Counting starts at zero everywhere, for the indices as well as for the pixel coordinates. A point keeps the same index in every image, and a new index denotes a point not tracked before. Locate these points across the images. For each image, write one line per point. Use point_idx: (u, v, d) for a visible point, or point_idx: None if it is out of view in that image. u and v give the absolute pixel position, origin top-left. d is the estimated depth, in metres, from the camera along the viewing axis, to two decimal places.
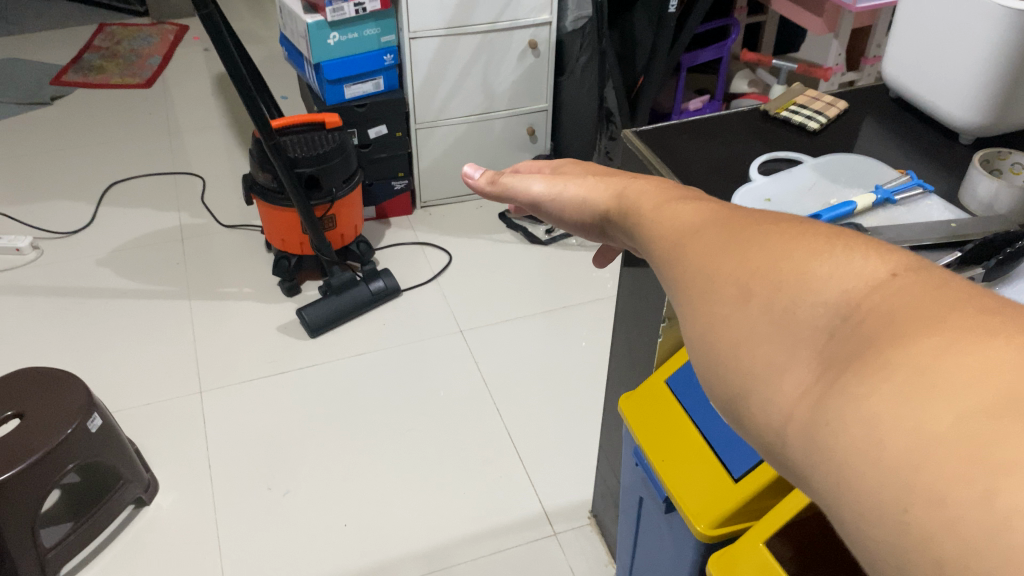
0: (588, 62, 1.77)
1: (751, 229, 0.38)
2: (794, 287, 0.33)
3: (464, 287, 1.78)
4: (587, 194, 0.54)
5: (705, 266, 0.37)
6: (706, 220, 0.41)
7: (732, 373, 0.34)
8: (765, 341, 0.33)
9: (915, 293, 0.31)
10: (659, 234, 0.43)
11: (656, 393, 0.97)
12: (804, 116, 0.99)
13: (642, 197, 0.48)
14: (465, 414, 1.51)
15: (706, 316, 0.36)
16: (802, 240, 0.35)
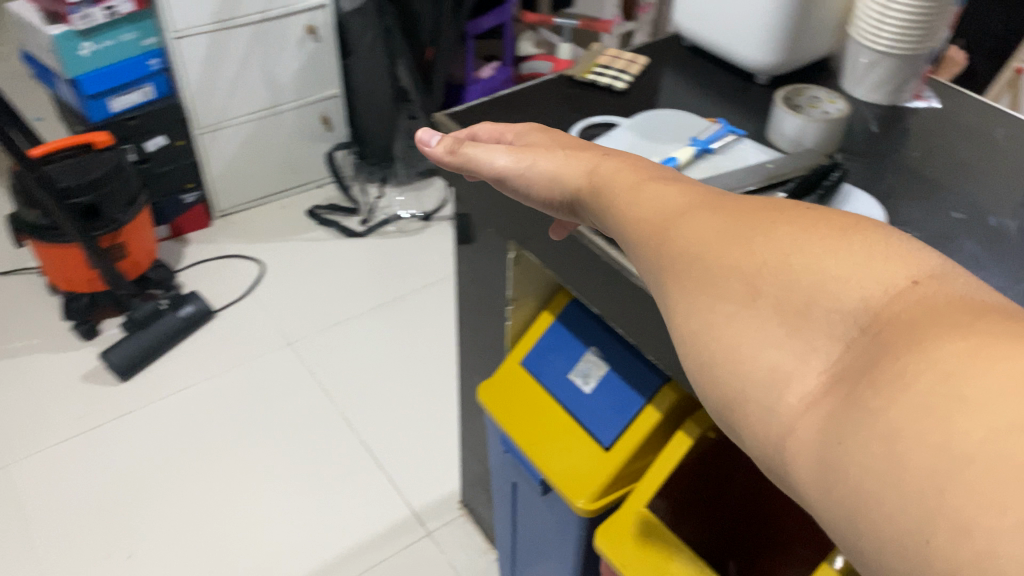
0: (374, 42, 1.66)
1: (755, 221, 0.38)
2: (806, 291, 0.33)
3: (284, 297, 1.67)
4: (557, 169, 0.58)
5: (706, 255, 0.38)
6: (705, 207, 0.42)
7: (729, 381, 0.34)
8: (774, 346, 0.33)
9: (936, 300, 0.30)
10: (641, 213, 0.46)
11: (513, 377, 0.93)
12: (610, 78, 0.91)
13: (619, 175, 0.52)
14: (312, 426, 1.43)
15: (705, 313, 0.36)
16: (814, 237, 0.35)
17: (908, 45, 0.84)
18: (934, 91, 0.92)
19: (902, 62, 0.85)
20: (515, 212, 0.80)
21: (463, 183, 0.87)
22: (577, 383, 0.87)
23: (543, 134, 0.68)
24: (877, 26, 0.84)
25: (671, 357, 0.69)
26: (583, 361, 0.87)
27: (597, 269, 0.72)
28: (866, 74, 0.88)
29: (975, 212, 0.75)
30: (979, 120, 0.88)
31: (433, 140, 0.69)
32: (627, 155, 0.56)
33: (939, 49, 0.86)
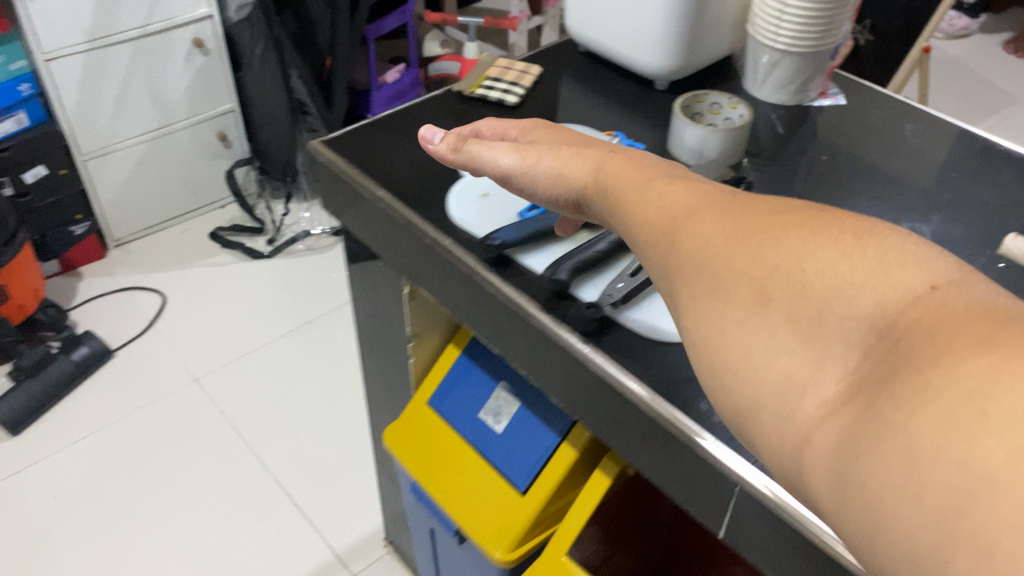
0: (263, 53, 1.57)
1: (763, 217, 0.33)
2: (822, 295, 0.28)
3: (188, 330, 1.57)
4: (562, 166, 0.51)
5: (711, 257, 0.33)
6: (705, 202, 0.36)
7: (739, 391, 0.30)
8: (784, 352, 0.29)
9: (959, 310, 0.26)
10: (644, 214, 0.39)
11: (421, 418, 0.85)
12: (501, 91, 0.85)
13: (627, 170, 0.45)
14: (221, 469, 1.34)
15: (707, 316, 0.32)
16: (823, 234, 0.30)
17: (811, 42, 0.78)
18: (839, 86, 0.88)
19: (805, 59, 0.80)
20: (405, 247, 0.73)
21: (347, 216, 0.80)
22: (489, 423, 0.81)
23: (550, 131, 0.60)
24: (777, 23, 0.78)
25: (576, 401, 0.63)
26: (494, 399, 0.81)
27: (494, 311, 0.66)
28: (767, 73, 0.83)
29: (886, 215, 0.72)
30: (887, 116, 0.84)
31: (436, 138, 0.63)
32: (634, 150, 0.49)
33: (842, 42, 0.82)
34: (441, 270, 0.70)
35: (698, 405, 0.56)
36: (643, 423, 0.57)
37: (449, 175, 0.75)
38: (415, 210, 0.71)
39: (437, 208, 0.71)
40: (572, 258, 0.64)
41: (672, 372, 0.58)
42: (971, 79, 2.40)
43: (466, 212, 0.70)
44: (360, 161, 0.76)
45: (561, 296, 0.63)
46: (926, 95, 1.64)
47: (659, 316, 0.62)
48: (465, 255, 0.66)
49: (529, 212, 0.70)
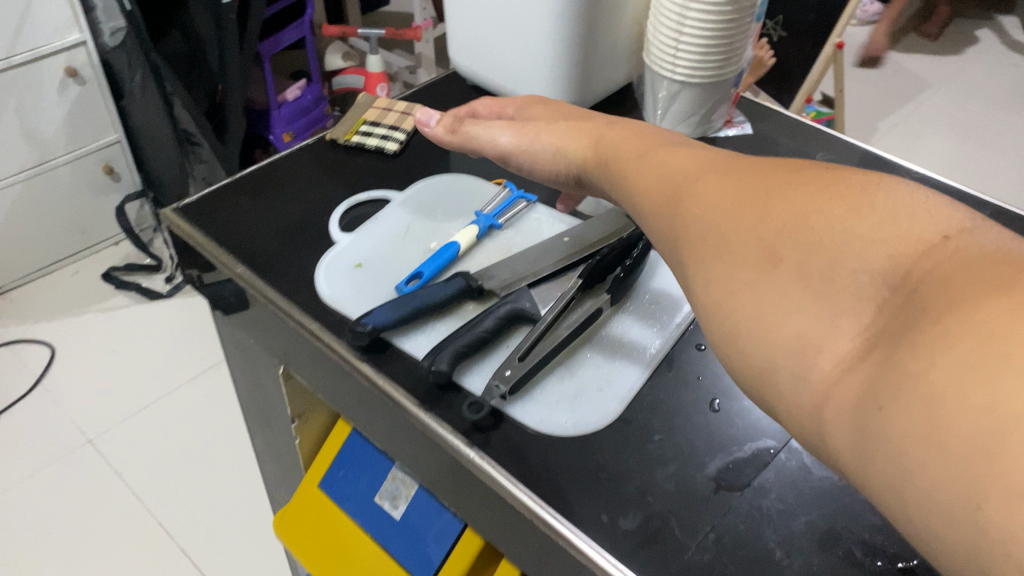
0: (143, 80, 1.43)
1: (776, 183, 0.35)
2: (831, 250, 0.31)
3: (80, 384, 1.44)
4: (556, 142, 0.54)
5: (718, 225, 0.35)
6: (716, 172, 0.39)
7: (754, 348, 0.31)
8: (797, 310, 0.30)
9: (967, 258, 0.27)
10: (644, 184, 0.43)
11: (312, 501, 0.79)
12: (379, 137, 0.77)
13: (627, 139, 0.49)
14: (121, 538, 1.22)
15: (723, 281, 0.33)
16: (832, 196, 0.33)
17: (709, 72, 0.72)
18: (743, 114, 0.84)
19: (706, 89, 0.74)
20: (274, 328, 0.65)
21: (208, 289, 0.71)
22: (386, 507, 0.73)
23: (544, 105, 0.63)
24: (672, 55, 0.72)
25: (463, 502, 0.56)
26: (389, 482, 0.73)
27: (369, 402, 0.58)
28: (667, 106, 0.77)
29: None
30: (797, 145, 0.80)
31: (432, 121, 0.65)
32: (631, 122, 0.53)
33: (744, 70, 0.76)
34: (311, 356, 0.61)
35: (598, 517, 0.49)
36: (530, 531, 0.51)
37: (322, 242, 0.67)
38: (279, 285, 0.62)
39: (306, 280, 0.63)
40: (453, 343, 0.55)
41: (567, 473, 0.51)
42: (884, 66, 2.40)
43: (339, 289, 0.61)
44: (216, 231, 0.67)
45: (443, 387, 0.56)
46: (841, 92, 1.61)
47: (553, 407, 0.55)
48: (336, 341, 0.58)
49: (407, 284, 0.61)
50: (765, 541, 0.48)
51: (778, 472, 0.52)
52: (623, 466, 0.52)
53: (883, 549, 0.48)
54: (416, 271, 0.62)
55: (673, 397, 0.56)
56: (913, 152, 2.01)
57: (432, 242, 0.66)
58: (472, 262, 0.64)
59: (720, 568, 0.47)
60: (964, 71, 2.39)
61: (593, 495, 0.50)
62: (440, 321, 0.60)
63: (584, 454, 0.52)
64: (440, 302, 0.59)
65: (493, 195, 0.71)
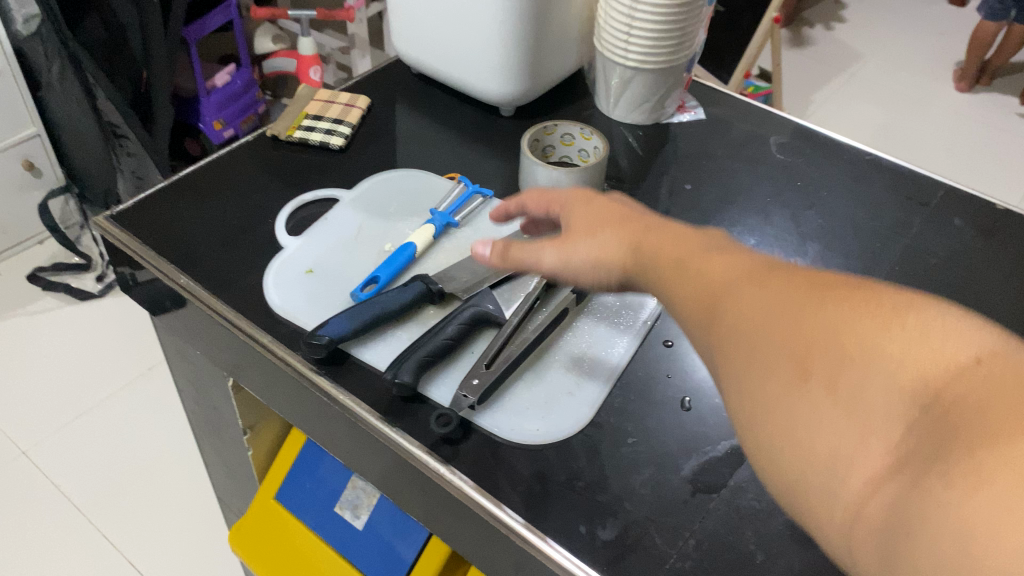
0: (62, 71, 1.34)
1: (814, 294, 0.31)
2: (860, 366, 0.28)
3: (9, 394, 1.36)
4: (606, 246, 0.43)
5: (752, 334, 0.32)
6: (749, 277, 0.35)
7: (788, 459, 0.29)
8: (828, 425, 0.28)
9: (1005, 385, 0.24)
10: (681, 291, 0.38)
11: (266, 515, 0.76)
12: (323, 132, 0.74)
13: (680, 246, 0.41)
14: (64, 555, 1.16)
15: (756, 394, 0.31)
16: (864, 310, 0.29)
17: (662, 57, 0.71)
18: (695, 97, 0.83)
19: (659, 76, 0.73)
20: (222, 341, 0.61)
21: (149, 299, 0.67)
22: (348, 517, 0.71)
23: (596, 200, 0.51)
24: (625, 42, 0.70)
25: (436, 516, 0.54)
26: (349, 491, 0.71)
27: (332, 419, 0.56)
28: (621, 92, 0.75)
29: (760, 249, 0.65)
30: (750, 128, 0.79)
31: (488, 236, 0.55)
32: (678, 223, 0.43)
33: (697, 54, 0.74)
34: (265, 370, 0.58)
35: (577, 528, 0.47)
36: (511, 549, 0.49)
37: (269, 249, 0.63)
38: (226, 296, 0.59)
39: (256, 291, 0.60)
40: (416, 353, 0.53)
41: (542, 483, 0.49)
42: (815, 37, 2.42)
43: (292, 298, 0.58)
44: (156, 240, 0.63)
45: (408, 399, 0.53)
46: (779, 66, 1.61)
47: (523, 414, 0.53)
48: (291, 354, 0.55)
49: (363, 290, 0.58)
50: (746, 544, 0.48)
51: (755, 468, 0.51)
52: (599, 473, 0.50)
53: None
54: (372, 276, 0.59)
55: (643, 398, 0.55)
56: (845, 123, 2.05)
57: (387, 245, 0.63)
58: (430, 263, 0.62)
59: None
60: (892, 41, 2.43)
61: (570, 506, 0.48)
62: (400, 328, 0.57)
63: (559, 461, 0.51)
64: (399, 309, 0.56)
65: (447, 192, 0.68)
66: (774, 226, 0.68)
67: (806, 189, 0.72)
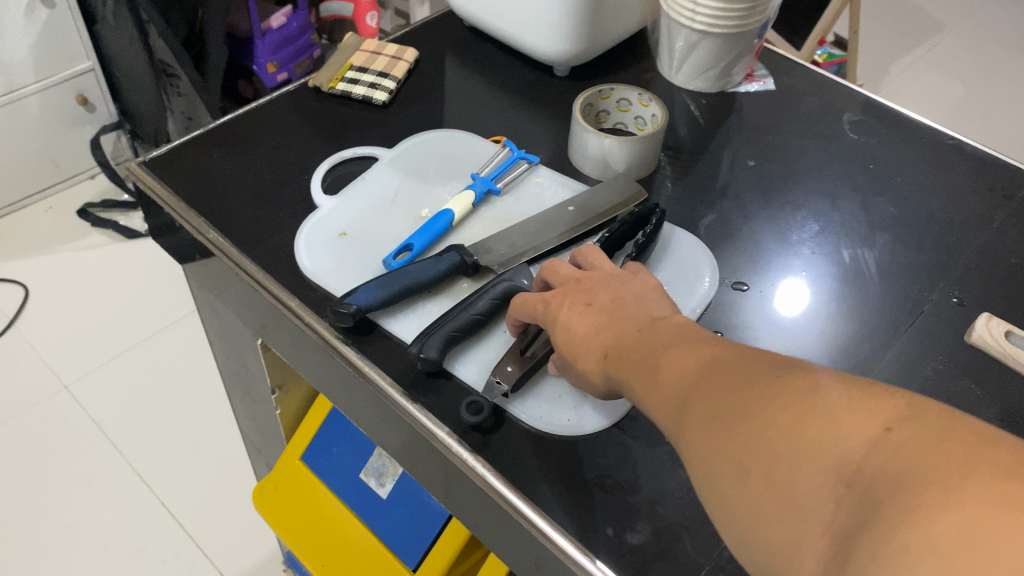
0: (116, 5, 1.31)
1: (733, 384, 0.30)
2: (783, 456, 0.27)
3: (55, 326, 1.37)
4: (596, 385, 0.41)
5: (699, 439, 0.30)
6: (688, 369, 0.33)
7: (754, 557, 0.28)
8: (772, 521, 0.27)
9: (915, 455, 0.24)
10: (646, 395, 0.35)
11: (291, 476, 0.74)
12: (366, 86, 0.70)
13: (638, 344, 0.37)
14: (97, 493, 1.18)
15: (709, 492, 0.30)
16: (778, 399, 0.28)
17: (733, 24, 0.65)
18: (765, 66, 0.77)
19: (727, 41, 0.67)
20: (250, 301, 0.59)
21: (179, 250, 0.64)
22: (372, 485, 0.69)
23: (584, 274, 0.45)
24: (693, 4, 0.65)
25: (456, 501, 0.51)
26: (375, 458, 0.69)
27: (354, 390, 0.53)
28: (685, 56, 0.70)
29: (823, 238, 0.61)
30: (823, 103, 0.73)
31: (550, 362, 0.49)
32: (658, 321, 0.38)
33: (772, 19, 0.69)
34: (291, 333, 0.56)
35: (628, 539, 0.44)
36: (530, 543, 0.46)
37: (302, 207, 0.60)
38: (252, 254, 0.56)
39: (283, 252, 0.57)
40: (444, 327, 0.50)
41: (566, 480, 0.46)
42: (895, 5, 2.29)
43: (319, 260, 0.56)
44: (185, 191, 0.60)
45: (433, 373, 0.51)
46: (856, 33, 1.52)
47: (556, 403, 0.50)
48: (317, 320, 0.53)
49: (396, 258, 0.55)
50: None
51: None
52: (631, 471, 0.47)
53: None
54: (406, 243, 0.56)
55: None
56: (920, 99, 1.94)
57: (423, 210, 0.60)
58: (466, 232, 0.59)
59: None
60: (980, 13, 2.29)
61: (597, 505, 0.45)
62: (431, 300, 0.54)
63: (590, 456, 0.47)
64: (430, 280, 0.53)
65: (490, 156, 0.65)
66: (839, 212, 0.63)
67: (878, 173, 0.66)
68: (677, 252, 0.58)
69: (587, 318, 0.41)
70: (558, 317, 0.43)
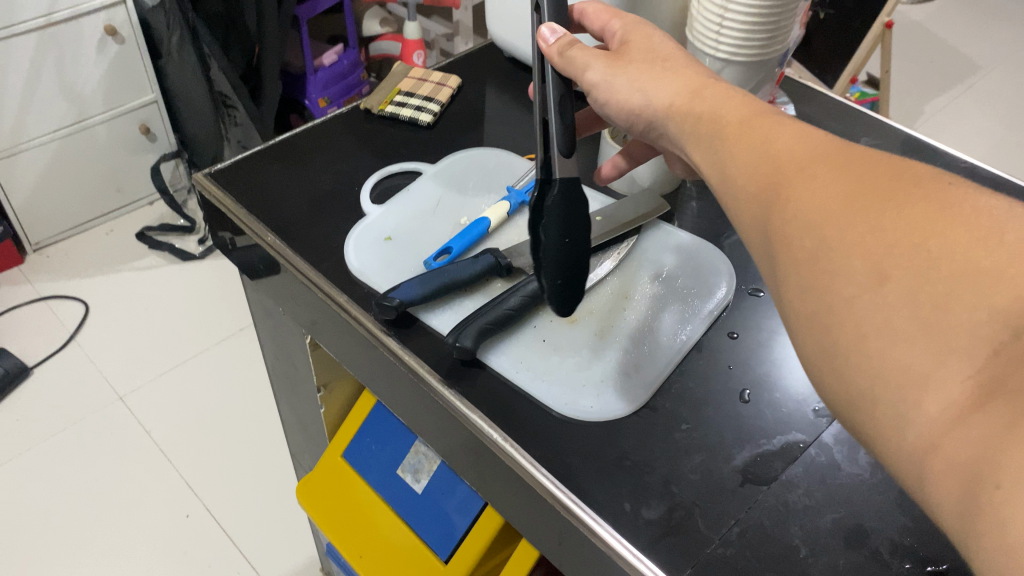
0: (181, 41, 1.40)
1: (888, 185, 0.33)
2: (950, 281, 0.30)
3: (112, 342, 1.45)
4: (671, 91, 0.48)
5: (830, 227, 0.33)
6: (833, 163, 0.36)
7: (857, 371, 0.31)
8: (906, 340, 0.30)
9: None
10: (762, 179, 0.38)
11: (334, 471, 0.79)
12: (413, 108, 0.76)
13: (738, 107, 0.44)
14: (148, 498, 1.23)
15: (824, 291, 0.33)
16: (947, 216, 0.31)
17: (751, 53, 0.70)
18: (787, 93, 0.82)
19: (749, 68, 0.72)
20: (302, 298, 0.64)
21: (239, 255, 0.70)
22: (409, 481, 0.73)
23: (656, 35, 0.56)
24: (715, 35, 0.70)
25: (484, 479, 0.55)
26: (412, 455, 0.73)
27: (396, 378, 0.58)
28: None
29: None
30: (841, 128, 0.78)
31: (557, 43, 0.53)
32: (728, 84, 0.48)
33: (790, 48, 0.73)
34: (338, 326, 0.61)
35: (642, 514, 0.48)
36: (558, 520, 0.50)
37: (352, 214, 0.66)
38: (306, 254, 0.62)
39: (335, 253, 0.62)
40: (478, 319, 0.55)
41: (585, 461, 0.50)
42: (930, 46, 2.32)
43: (368, 261, 0.61)
44: (247, 199, 0.66)
45: (467, 362, 0.55)
46: (887, 73, 1.55)
47: (580, 390, 0.54)
48: (364, 314, 0.57)
49: (436, 259, 0.60)
50: (790, 537, 0.47)
51: (808, 467, 0.51)
52: (646, 454, 0.51)
53: (912, 550, 0.47)
54: (446, 247, 0.61)
55: (703, 385, 0.55)
56: (953, 139, 1.96)
57: (463, 218, 0.65)
58: (501, 238, 0.64)
59: (742, 564, 0.46)
60: (1017, 56, 2.31)
61: (617, 484, 0.49)
62: (467, 298, 0.59)
63: (609, 439, 0.51)
64: (467, 279, 0.58)
65: (525, 171, 0.70)
66: None
67: None
68: (696, 256, 0.64)
69: (672, 47, 0.52)
70: (645, 36, 0.53)
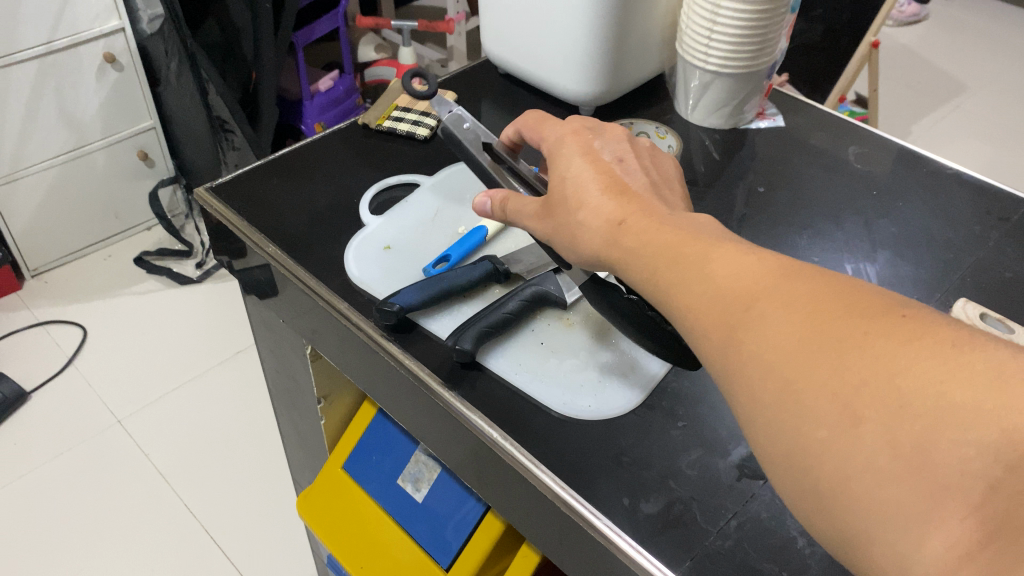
0: (179, 68, 1.42)
1: (847, 325, 0.33)
2: (929, 417, 0.29)
3: (109, 366, 1.45)
4: (589, 244, 0.46)
5: (792, 375, 0.33)
6: (777, 292, 0.36)
7: (854, 517, 0.31)
8: (893, 484, 0.30)
9: None
10: (705, 314, 0.38)
11: (334, 483, 0.79)
12: (410, 123, 0.78)
13: (669, 241, 0.42)
14: (145, 522, 1.23)
15: (800, 432, 0.33)
16: (918, 350, 0.31)
17: (742, 63, 0.72)
18: (776, 106, 0.84)
19: (738, 79, 0.74)
20: (302, 308, 0.65)
21: (239, 273, 0.72)
22: (409, 490, 0.74)
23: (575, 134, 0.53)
24: (705, 45, 0.72)
25: (485, 484, 0.56)
26: (412, 464, 0.73)
27: (398, 384, 0.59)
28: (700, 94, 0.77)
29: (829, 253, 0.66)
30: (829, 138, 0.79)
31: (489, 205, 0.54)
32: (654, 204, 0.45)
33: (778, 61, 0.75)
34: (338, 333, 0.62)
35: (642, 508, 0.48)
36: (559, 517, 0.50)
37: (351, 225, 0.67)
38: (307, 266, 0.63)
39: (333, 264, 0.63)
40: (477, 324, 0.56)
41: (590, 456, 0.51)
42: (918, 67, 2.36)
43: (371, 267, 0.62)
44: (249, 213, 0.67)
45: (466, 365, 0.56)
46: (875, 91, 1.57)
47: (577, 390, 0.55)
48: (365, 321, 0.58)
49: (435, 267, 0.62)
50: (788, 529, 0.48)
51: None
52: (645, 452, 0.52)
53: None
54: (444, 254, 0.63)
55: (698, 383, 0.56)
56: (942, 157, 1.99)
57: (460, 226, 0.67)
58: (497, 246, 0.65)
59: (742, 556, 0.47)
60: (1001, 75, 2.35)
61: (617, 479, 0.50)
62: (466, 303, 0.60)
63: (608, 438, 0.52)
64: (467, 284, 0.59)
65: None
66: (844, 232, 0.68)
67: (882, 199, 0.72)
68: None
69: (592, 164, 0.49)
70: (575, 149, 0.51)
